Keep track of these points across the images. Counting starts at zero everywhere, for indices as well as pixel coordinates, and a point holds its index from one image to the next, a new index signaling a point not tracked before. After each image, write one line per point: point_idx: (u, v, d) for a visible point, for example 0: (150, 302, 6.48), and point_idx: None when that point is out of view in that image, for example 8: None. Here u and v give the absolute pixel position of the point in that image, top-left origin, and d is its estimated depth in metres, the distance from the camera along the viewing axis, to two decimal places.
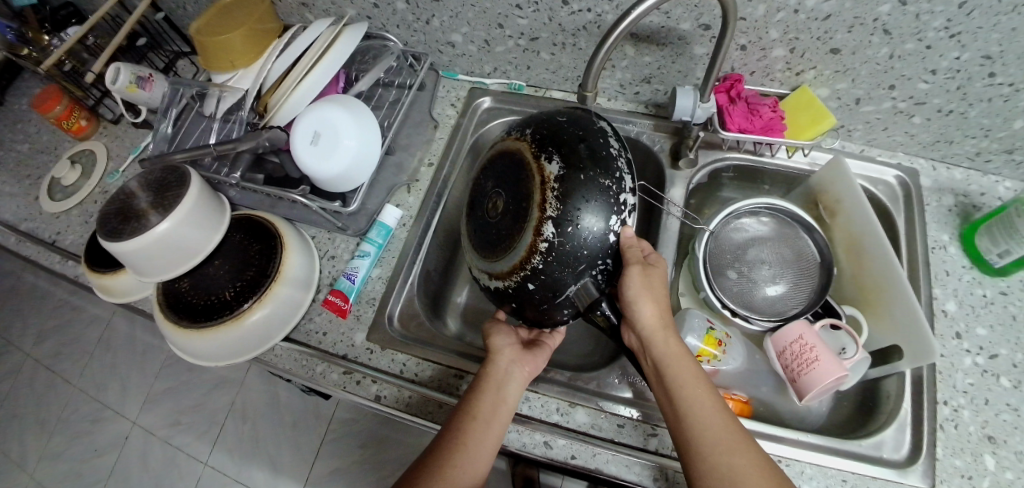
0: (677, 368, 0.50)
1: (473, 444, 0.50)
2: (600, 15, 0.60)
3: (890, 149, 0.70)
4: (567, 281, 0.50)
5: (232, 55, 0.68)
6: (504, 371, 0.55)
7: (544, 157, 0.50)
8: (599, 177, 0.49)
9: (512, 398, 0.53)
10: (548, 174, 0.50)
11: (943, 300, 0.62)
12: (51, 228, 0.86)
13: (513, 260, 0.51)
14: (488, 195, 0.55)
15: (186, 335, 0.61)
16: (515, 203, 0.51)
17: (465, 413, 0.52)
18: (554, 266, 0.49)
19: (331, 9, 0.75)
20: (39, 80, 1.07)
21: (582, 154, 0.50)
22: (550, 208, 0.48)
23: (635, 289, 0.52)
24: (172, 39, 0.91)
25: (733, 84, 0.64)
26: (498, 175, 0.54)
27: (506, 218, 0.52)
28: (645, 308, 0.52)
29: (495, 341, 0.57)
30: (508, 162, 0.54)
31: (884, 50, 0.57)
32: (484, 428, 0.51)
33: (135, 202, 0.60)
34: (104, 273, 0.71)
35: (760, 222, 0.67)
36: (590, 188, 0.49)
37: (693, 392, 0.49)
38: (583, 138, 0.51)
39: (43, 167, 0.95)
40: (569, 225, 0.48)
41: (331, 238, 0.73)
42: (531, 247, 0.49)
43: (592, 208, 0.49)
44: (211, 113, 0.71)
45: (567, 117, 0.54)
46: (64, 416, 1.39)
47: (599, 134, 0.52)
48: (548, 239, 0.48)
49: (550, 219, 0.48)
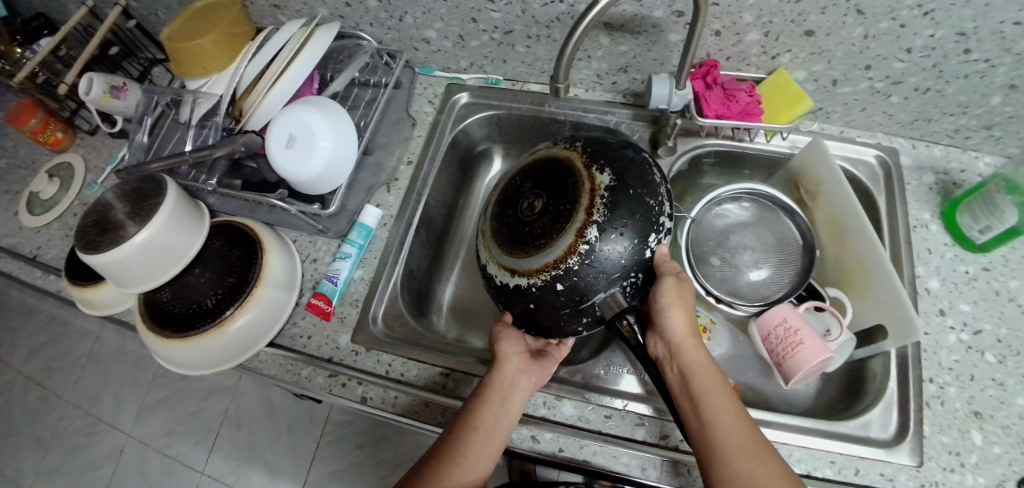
0: (703, 373, 0.49)
1: (472, 453, 0.49)
2: (573, 5, 0.60)
3: (869, 129, 0.70)
4: (599, 287, 0.50)
5: (205, 60, 0.68)
6: (510, 382, 0.54)
7: (595, 167, 0.51)
8: (648, 195, 0.51)
9: (513, 407, 0.52)
10: (598, 182, 0.50)
11: (926, 278, 0.62)
12: (32, 242, 0.85)
13: (545, 258, 0.50)
14: (524, 196, 0.54)
15: (170, 345, 0.61)
16: (558, 204, 0.51)
17: (466, 423, 0.51)
18: (589, 270, 0.49)
19: (303, 9, 0.74)
20: (13, 94, 1.06)
21: (633, 172, 0.51)
22: (597, 212, 0.49)
23: (668, 297, 0.51)
24: (144, 47, 0.90)
25: (709, 70, 0.64)
26: (540, 178, 0.54)
27: (545, 218, 0.51)
28: (679, 315, 0.52)
29: (502, 348, 0.56)
30: (553, 167, 0.54)
31: (858, 30, 0.57)
32: (485, 439, 0.50)
33: (112, 213, 0.60)
34: (85, 285, 0.70)
35: (741, 208, 0.67)
36: (637, 204, 0.50)
37: (718, 397, 0.48)
38: (634, 159, 0.53)
39: (22, 181, 0.94)
40: (613, 233, 0.49)
41: (312, 240, 0.72)
42: (569, 248, 0.49)
43: (639, 225, 0.50)
44: (186, 120, 0.70)
45: (615, 139, 0.56)
46: (58, 431, 1.38)
47: (647, 160, 0.54)
48: (590, 242, 0.49)
49: (596, 223, 0.49)
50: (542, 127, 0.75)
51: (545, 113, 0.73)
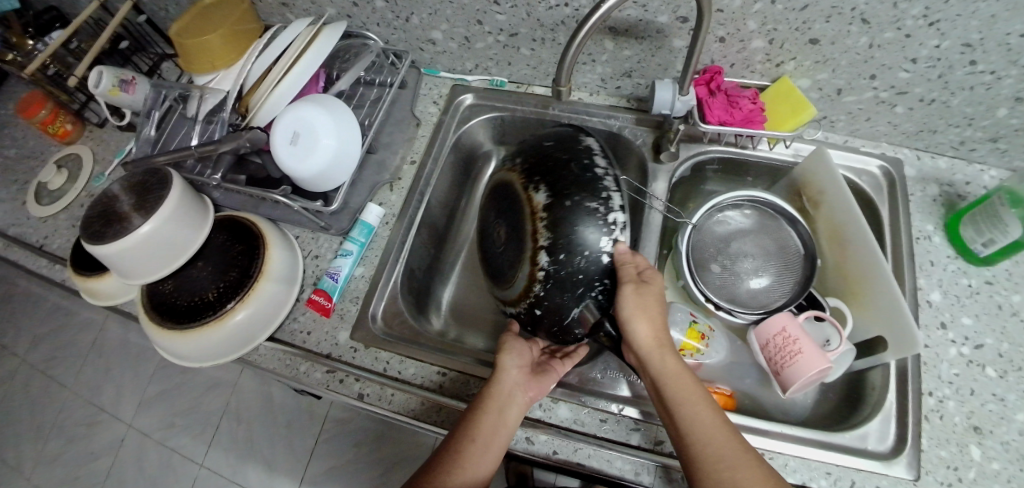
0: (675, 383, 0.49)
1: (471, 464, 0.49)
2: (577, 9, 0.60)
3: (873, 139, 0.70)
4: (569, 304, 0.52)
5: (211, 55, 0.68)
6: (507, 393, 0.54)
7: (533, 188, 0.55)
8: (585, 198, 0.52)
9: (512, 418, 0.52)
10: (537, 204, 0.54)
11: (928, 290, 0.62)
12: (38, 232, 0.86)
13: (519, 289, 0.55)
14: (493, 227, 0.60)
15: (170, 337, 0.62)
16: (515, 233, 0.56)
17: (464, 433, 0.51)
18: (554, 292, 0.52)
19: (311, 8, 0.74)
20: (24, 85, 1.08)
21: (567, 179, 0.53)
22: (542, 237, 0.52)
23: (629, 308, 0.51)
24: (155, 43, 0.91)
25: (712, 76, 0.64)
26: (499, 208, 0.59)
27: (509, 248, 0.56)
28: (645, 321, 0.51)
29: (503, 359, 0.56)
30: (506, 194, 0.58)
31: (863, 39, 0.56)
32: (484, 450, 0.50)
33: (117, 204, 0.61)
34: (89, 276, 0.71)
35: (743, 214, 0.67)
36: (577, 212, 0.51)
37: (692, 406, 0.48)
38: (568, 164, 0.54)
39: (30, 171, 0.95)
40: (563, 252, 0.51)
41: (315, 237, 0.72)
42: (530, 276, 0.53)
43: (582, 234, 0.51)
44: (193, 115, 0.70)
45: (556, 145, 0.57)
46: (59, 420, 1.39)
47: (584, 156, 0.54)
48: (544, 268, 0.52)
49: (543, 249, 0.52)
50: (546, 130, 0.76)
51: (548, 116, 0.73)
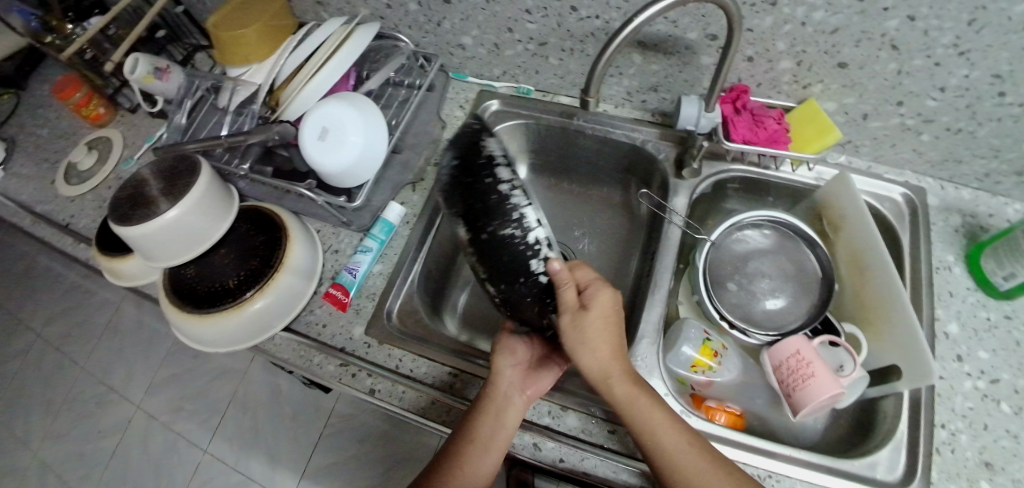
0: (632, 415, 0.49)
1: (469, 471, 0.50)
2: (608, 22, 0.61)
3: (897, 166, 0.69)
4: (537, 321, 0.54)
5: (246, 49, 0.70)
6: (504, 394, 0.53)
7: (455, 223, 0.55)
8: (498, 228, 0.51)
9: (510, 421, 0.52)
10: (463, 239, 0.54)
11: (945, 321, 0.61)
12: (66, 211, 0.88)
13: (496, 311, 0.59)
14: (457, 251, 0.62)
15: (189, 320, 0.63)
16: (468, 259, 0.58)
17: (464, 437, 0.51)
18: (519, 315, 0.54)
19: (345, 8, 0.76)
20: (62, 67, 1.11)
21: (478, 207, 0.53)
22: (480, 270, 0.54)
23: (571, 341, 0.50)
24: (189, 32, 0.92)
25: (738, 95, 0.65)
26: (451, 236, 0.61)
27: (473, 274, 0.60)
28: (590, 353, 0.49)
29: (497, 361, 0.55)
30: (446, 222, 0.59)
31: (892, 65, 0.56)
32: (481, 456, 0.50)
33: (146, 189, 0.62)
34: (114, 256, 0.72)
35: (762, 235, 0.67)
36: (495, 243, 0.52)
37: (656, 435, 0.48)
38: (473, 188, 0.53)
39: (62, 152, 0.98)
40: (503, 282, 0.52)
41: (336, 232, 0.74)
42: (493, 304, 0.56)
43: (509, 262, 0.52)
44: (224, 106, 0.72)
45: (462, 161, 0.56)
46: (69, 397, 1.42)
47: (485, 171, 0.54)
48: (497, 297, 0.54)
49: (486, 281, 0.54)
50: (568, 140, 0.77)
51: (572, 125, 0.74)
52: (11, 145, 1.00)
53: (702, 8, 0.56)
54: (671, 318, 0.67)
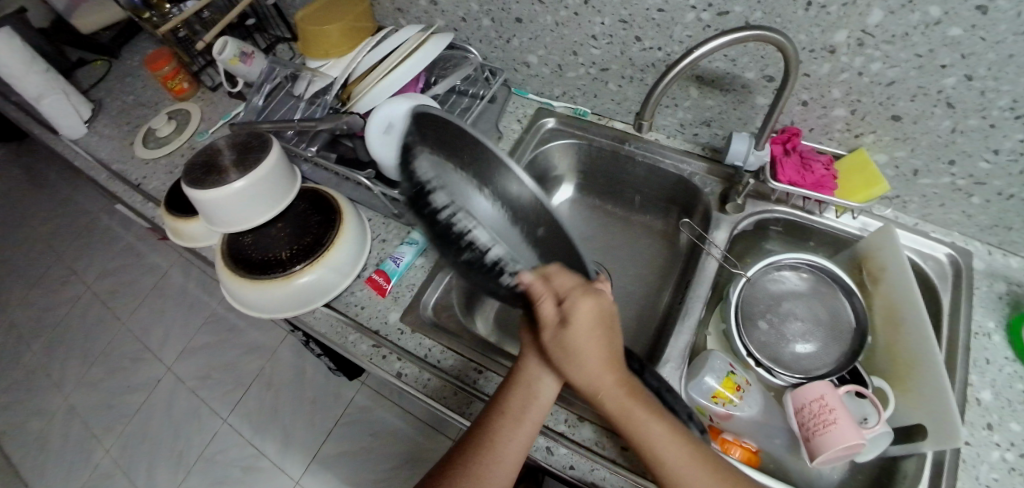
0: (629, 423, 0.47)
1: (500, 440, 0.49)
2: (669, 54, 0.65)
3: (945, 226, 0.69)
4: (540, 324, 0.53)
5: (329, 44, 0.77)
6: (537, 374, 0.50)
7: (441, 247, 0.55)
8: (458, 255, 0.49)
9: (540, 396, 0.50)
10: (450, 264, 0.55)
11: (978, 388, 0.60)
12: (139, 172, 0.95)
13: None
14: None
15: (239, 283, 0.67)
16: None
17: (495, 410, 0.50)
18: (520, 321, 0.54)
19: (423, 17, 0.81)
20: (155, 43, 1.21)
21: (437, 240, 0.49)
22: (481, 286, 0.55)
23: (554, 354, 0.47)
24: (275, 25, 1.00)
25: (789, 137, 0.67)
26: None
27: None
28: (575, 376, 0.46)
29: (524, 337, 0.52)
30: None
31: (946, 122, 0.57)
32: (512, 425, 0.49)
33: (220, 158, 0.68)
34: (179, 216, 0.78)
35: (799, 277, 0.68)
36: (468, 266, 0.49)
37: (661, 444, 0.46)
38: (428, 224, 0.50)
39: (143, 118, 1.06)
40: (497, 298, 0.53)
41: (385, 223, 0.77)
42: None
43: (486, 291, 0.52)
44: (300, 94, 0.78)
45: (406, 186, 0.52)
46: (108, 348, 1.50)
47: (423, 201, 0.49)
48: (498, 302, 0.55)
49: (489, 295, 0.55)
50: (616, 164, 0.79)
51: (622, 151, 0.77)
52: (99, 107, 1.09)
53: (763, 49, 0.58)
54: (697, 347, 0.67)
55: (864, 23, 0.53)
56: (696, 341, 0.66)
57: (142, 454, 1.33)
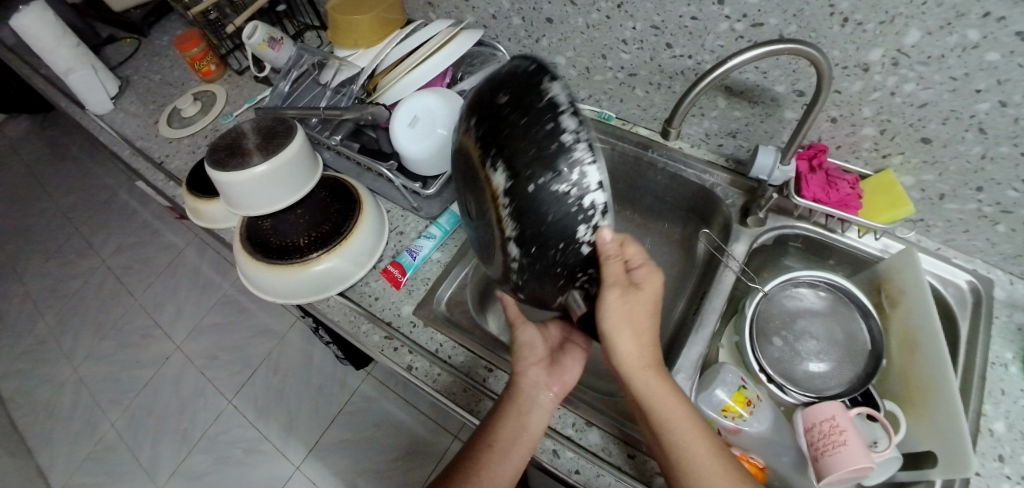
0: (657, 406, 0.47)
1: (490, 475, 0.50)
2: (699, 63, 0.65)
3: (967, 252, 0.68)
4: (552, 294, 0.49)
5: (356, 34, 0.77)
6: (530, 398, 0.53)
7: (490, 164, 0.46)
8: (553, 180, 0.42)
9: (533, 419, 0.52)
10: (495, 186, 0.46)
11: (991, 418, 0.59)
12: (163, 150, 0.96)
13: (503, 272, 0.52)
14: (464, 195, 0.55)
15: (256, 267, 0.67)
16: (480, 210, 0.51)
17: (484, 442, 0.52)
18: (535, 284, 0.49)
19: (453, 12, 0.82)
20: (183, 23, 1.22)
21: (530, 154, 0.43)
22: (508, 227, 0.46)
23: (612, 319, 0.46)
24: (305, 12, 1.01)
25: (816, 153, 0.67)
26: (463, 170, 0.53)
27: (480, 224, 0.53)
28: (624, 345, 0.47)
29: (519, 360, 0.56)
30: (462, 155, 0.52)
31: (977, 148, 0.56)
32: (500, 459, 0.50)
33: (244, 141, 0.68)
34: (200, 197, 0.79)
35: (817, 295, 0.67)
36: (542, 197, 0.43)
37: (681, 433, 0.46)
38: (531, 134, 0.43)
39: (169, 97, 1.07)
40: (535, 246, 0.46)
41: (404, 215, 0.78)
42: (506, 265, 0.50)
43: (551, 227, 0.44)
44: (326, 82, 0.79)
45: (513, 101, 0.45)
46: (120, 323, 1.52)
47: (547, 115, 0.43)
48: (516, 259, 0.48)
49: (512, 240, 0.47)
50: (638, 170, 0.79)
51: (645, 157, 0.77)
52: (126, 84, 1.10)
53: (795, 63, 0.58)
54: (709, 359, 0.67)
55: (900, 42, 0.52)
56: (709, 353, 0.66)
57: (146, 429, 1.35)
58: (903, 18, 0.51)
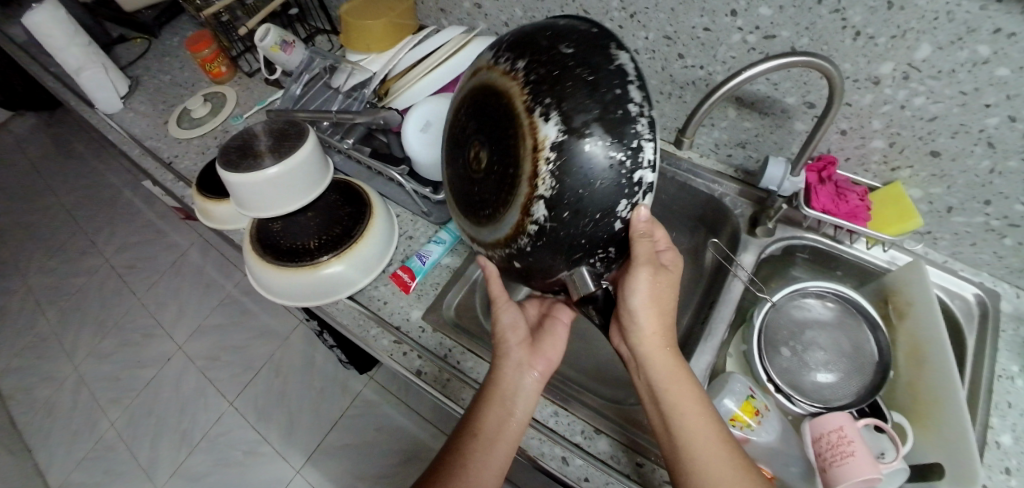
0: (671, 385, 0.48)
1: (477, 462, 0.50)
2: (711, 73, 0.65)
3: (974, 265, 0.69)
4: (559, 267, 0.46)
5: (370, 38, 0.78)
6: (514, 381, 0.53)
7: (539, 113, 0.41)
8: (614, 147, 0.41)
9: (517, 405, 0.52)
10: (541, 138, 0.41)
11: (998, 431, 0.59)
12: (172, 150, 0.96)
13: (502, 233, 0.48)
14: (470, 144, 0.50)
15: (266, 268, 0.68)
16: (501, 163, 0.46)
17: (467, 431, 0.51)
18: (543, 253, 0.45)
19: (465, 18, 0.83)
20: (194, 24, 1.23)
21: (596, 115, 0.40)
22: (543, 186, 0.42)
23: (642, 295, 0.48)
24: (315, 17, 1.02)
25: (826, 165, 0.66)
26: (482, 120, 0.48)
27: (490, 181, 0.48)
28: (651, 322, 0.49)
29: (501, 344, 0.57)
30: (491, 102, 0.47)
31: (985, 162, 0.57)
32: (485, 446, 0.50)
33: (256, 143, 0.69)
34: (210, 198, 0.79)
35: (824, 306, 0.68)
36: (597, 159, 0.41)
37: (689, 413, 0.47)
38: (600, 95, 0.41)
39: (178, 97, 1.08)
40: (568, 211, 0.42)
41: (413, 220, 0.78)
42: (517, 226, 0.45)
43: (594, 196, 0.42)
44: (338, 86, 0.80)
45: (580, 57, 0.42)
46: (122, 321, 1.52)
47: (616, 81, 0.41)
48: (538, 222, 0.44)
49: (542, 200, 0.43)
50: None
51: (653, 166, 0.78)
52: (136, 84, 1.11)
53: (806, 75, 0.58)
54: (717, 369, 0.67)
55: (911, 57, 0.53)
56: (717, 362, 0.66)
57: (146, 429, 1.35)
58: (914, 33, 0.51)
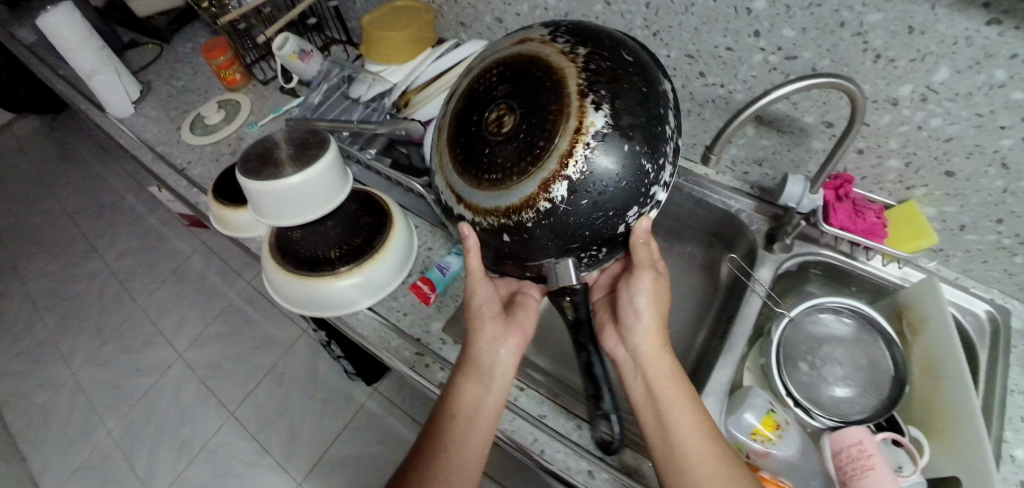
0: (658, 373, 0.49)
1: (456, 439, 0.50)
2: (731, 91, 0.68)
3: (985, 282, 0.70)
4: (549, 252, 0.45)
5: (392, 50, 0.80)
6: (489, 355, 0.54)
7: (591, 101, 0.40)
8: (651, 159, 0.42)
9: (495, 381, 0.53)
10: (586, 122, 0.40)
11: (1013, 444, 0.59)
12: (184, 157, 0.96)
13: (500, 202, 0.43)
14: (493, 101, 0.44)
15: (286, 276, 0.68)
16: (529, 131, 0.41)
17: (448, 409, 0.51)
18: (541, 235, 0.43)
19: (484, 32, 0.84)
20: (206, 31, 1.23)
21: (642, 124, 0.42)
22: (573, 167, 0.40)
23: (646, 296, 0.52)
24: (330, 27, 1.04)
25: (842, 184, 0.67)
26: (512, 83, 0.43)
27: (507, 143, 0.42)
28: (652, 319, 0.52)
29: (473, 319, 0.56)
30: (533, 70, 0.43)
31: (999, 183, 0.58)
32: (463, 424, 0.51)
33: (277, 152, 0.69)
34: (227, 205, 0.79)
35: (841, 322, 0.69)
36: (630, 162, 0.41)
37: (674, 402, 0.48)
38: (649, 109, 0.42)
39: (191, 103, 1.07)
40: (586, 198, 0.41)
41: (431, 231, 0.78)
42: (527, 200, 0.42)
43: (615, 195, 0.42)
44: (359, 96, 0.82)
45: (637, 71, 0.44)
46: (122, 327, 1.51)
47: (661, 103, 0.43)
48: (552, 202, 0.41)
49: (567, 180, 0.40)
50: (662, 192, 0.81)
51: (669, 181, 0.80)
52: (147, 89, 1.11)
53: (826, 95, 0.60)
54: (734, 383, 0.67)
55: (929, 79, 0.54)
56: (735, 376, 0.67)
57: (145, 438, 1.33)
58: (934, 56, 0.52)
